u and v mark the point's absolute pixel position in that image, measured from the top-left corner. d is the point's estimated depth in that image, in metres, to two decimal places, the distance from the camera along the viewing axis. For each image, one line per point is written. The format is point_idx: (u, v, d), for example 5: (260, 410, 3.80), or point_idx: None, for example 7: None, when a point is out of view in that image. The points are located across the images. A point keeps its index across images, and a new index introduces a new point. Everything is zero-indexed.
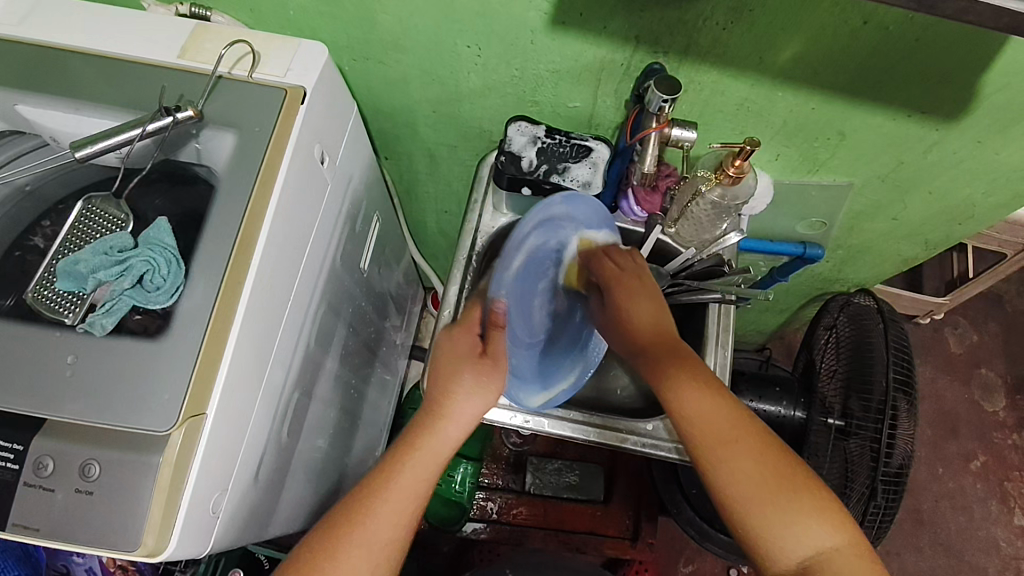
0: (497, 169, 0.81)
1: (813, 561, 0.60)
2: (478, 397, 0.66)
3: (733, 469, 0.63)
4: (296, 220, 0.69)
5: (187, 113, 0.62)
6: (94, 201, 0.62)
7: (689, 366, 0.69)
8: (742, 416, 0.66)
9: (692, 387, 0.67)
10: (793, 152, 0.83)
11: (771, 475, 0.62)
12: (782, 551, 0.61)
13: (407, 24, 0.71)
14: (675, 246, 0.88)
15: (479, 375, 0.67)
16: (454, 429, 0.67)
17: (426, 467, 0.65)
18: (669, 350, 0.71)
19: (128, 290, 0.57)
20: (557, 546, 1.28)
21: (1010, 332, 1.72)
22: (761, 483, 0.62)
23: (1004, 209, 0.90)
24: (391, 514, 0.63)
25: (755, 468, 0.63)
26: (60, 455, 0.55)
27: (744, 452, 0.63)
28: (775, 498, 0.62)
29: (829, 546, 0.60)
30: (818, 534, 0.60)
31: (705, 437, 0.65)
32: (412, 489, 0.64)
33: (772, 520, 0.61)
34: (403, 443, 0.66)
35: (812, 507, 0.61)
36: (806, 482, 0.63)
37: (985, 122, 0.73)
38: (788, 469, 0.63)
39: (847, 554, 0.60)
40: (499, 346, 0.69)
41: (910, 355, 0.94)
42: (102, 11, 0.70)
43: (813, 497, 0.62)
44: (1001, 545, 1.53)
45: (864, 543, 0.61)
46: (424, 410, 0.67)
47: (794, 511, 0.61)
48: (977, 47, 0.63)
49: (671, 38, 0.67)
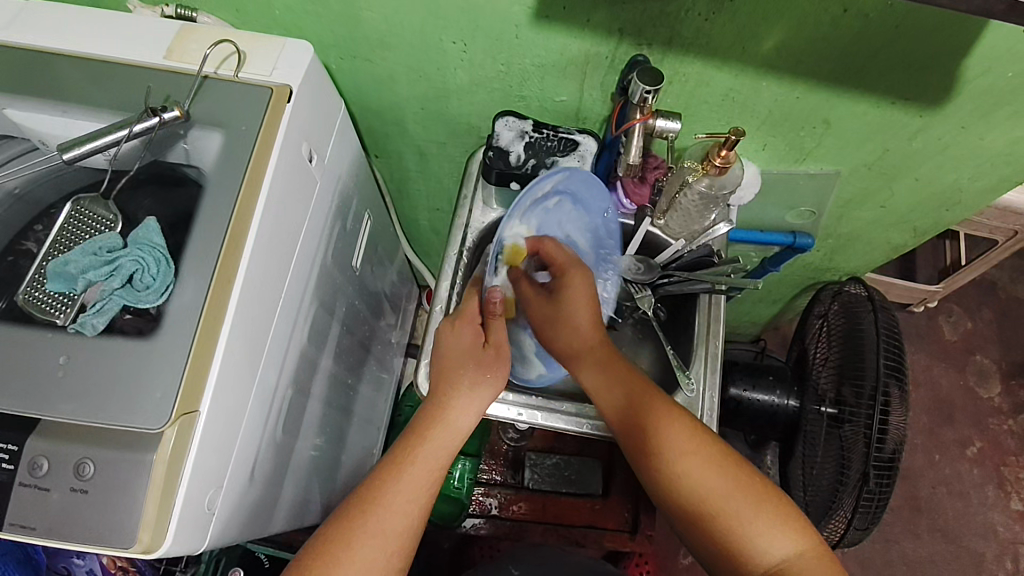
0: (486, 165, 0.82)
1: (775, 567, 0.60)
2: (485, 386, 0.70)
3: (689, 480, 0.65)
4: (285, 218, 0.69)
5: (173, 114, 0.62)
6: (82, 203, 0.63)
7: (655, 392, 0.71)
8: (700, 429, 0.68)
9: (655, 406, 0.69)
10: (779, 142, 0.84)
11: (729, 486, 0.64)
12: (746, 555, 0.61)
13: (392, 22, 0.72)
14: (664, 238, 0.89)
15: (486, 367, 0.71)
16: (462, 418, 0.69)
17: (440, 457, 0.67)
18: (631, 376, 0.73)
19: (118, 290, 0.57)
20: (557, 540, 1.30)
21: (1004, 318, 1.73)
22: (716, 492, 0.64)
23: (991, 194, 0.91)
24: (406, 501, 0.64)
25: (716, 479, 0.64)
26: (54, 456, 0.56)
27: (699, 462, 0.65)
28: (740, 510, 0.62)
29: (790, 553, 0.60)
30: (776, 541, 0.61)
31: (662, 449, 0.67)
32: (427, 476, 0.66)
33: (733, 528, 0.62)
34: (413, 434, 0.68)
35: (776, 514, 0.62)
36: (768, 493, 0.64)
37: (969, 107, 0.73)
38: (749, 483, 0.64)
39: (813, 558, 0.60)
40: (498, 334, 0.72)
41: (900, 337, 0.95)
42: (87, 14, 0.70)
43: (772, 506, 0.63)
44: (998, 530, 1.54)
45: (829, 551, 0.61)
46: (431, 402, 0.70)
47: (753, 519, 0.62)
48: (958, 31, 0.64)
49: (654, 29, 0.68)
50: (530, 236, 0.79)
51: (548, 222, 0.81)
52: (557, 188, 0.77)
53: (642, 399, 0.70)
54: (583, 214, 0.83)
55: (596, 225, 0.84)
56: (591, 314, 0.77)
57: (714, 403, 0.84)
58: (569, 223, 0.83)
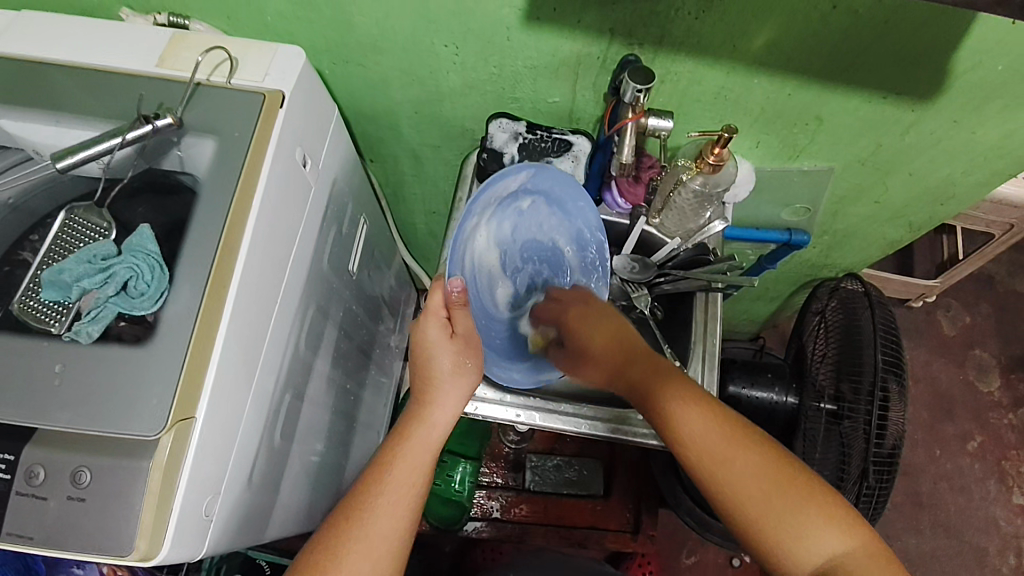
0: (480, 166, 0.82)
1: (826, 566, 0.59)
2: (462, 380, 0.70)
3: (736, 484, 0.62)
4: (280, 224, 0.69)
5: (166, 121, 0.62)
6: (76, 211, 0.63)
7: (687, 390, 0.67)
8: (738, 426, 0.65)
9: (695, 408, 0.66)
10: (773, 139, 0.84)
11: (776, 484, 0.61)
12: (795, 555, 0.59)
13: (384, 26, 0.72)
14: (660, 236, 0.88)
15: (460, 356, 0.69)
16: (441, 415, 0.69)
17: (421, 458, 0.67)
18: (661, 374, 0.70)
19: (113, 297, 0.57)
20: (559, 542, 1.29)
21: (1003, 312, 1.73)
22: (762, 493, 0.61)
23: (984, 188, 0.91)
24: (391, 503, 0.64)
25: (758, 479, 0.62)
26: (50, 464, 0.56)
27: (744, 465, 0.62)
28: (787, 511, 0.60)
29: (840, 551, 0.59)
30: (827, 538, 0.59)
31: (705, 453, 0.64)
32: (410, 476, 0.65)
33: (780, 530, 0.60)
34: (396, 436, 0.68)
35: (824, 510, 0.60)
36: (813, 487, 0.61)
37: (960, 100, 0.73)
38: (795, 481, 0.61)
39: (862, 555, 0.59)
40: (466, 326, 0.69)
41: (897, 336, 0.95)
42: (79, 22, 0.70)
43: (818, 503, 0.60)
44: (1001, 524, 1.53)
45: (880, 543, 0.60)
46: (415, 400, 0.70)
47: (801, 518, 0.60)
48: (946, 25, 0.64)
49: (645, 28, 0.68)
50: (499, 236, 0.82)
51: (524, 224, 0.83)
52: (526, 186, 0.79)
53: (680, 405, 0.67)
54: (563, 218, 0.83)
55: (579, 228, 0.83)
56: (610, 327, 0.75)
57: (713, 399, 0.85)
58: (548, 225, 0.83)
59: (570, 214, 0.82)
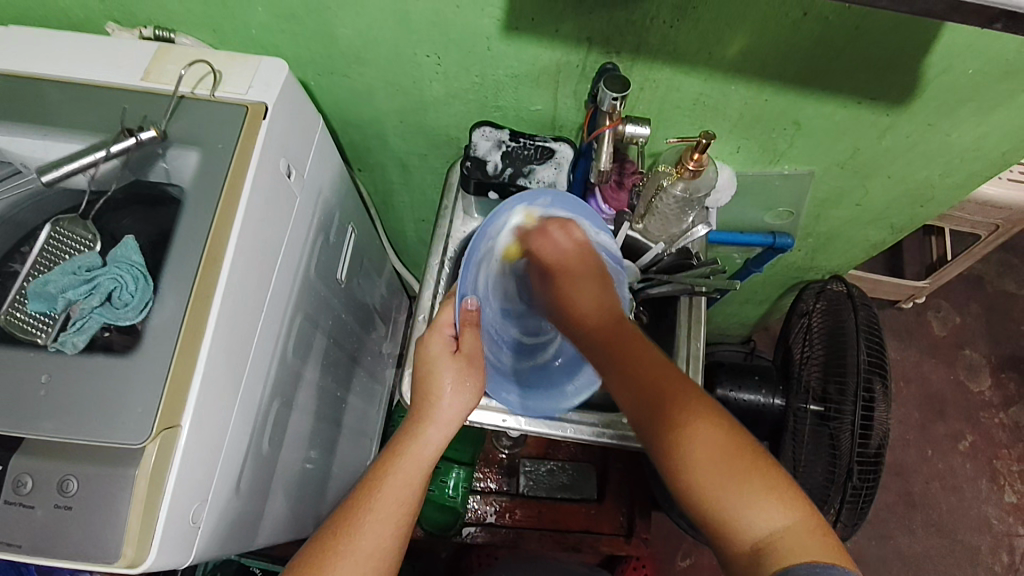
0: (464, 174, 0.83)
1: (765, 541, 0.56)
2: (458, 396, 0.71)
3: (682, 449, 0.60)
4: (265, 233, 0.70)
5: (150, 134, 0.63)
6: (61, 224, 0.63)
7: (649, 353, 0.68)
8: (689, 392, 0.64)
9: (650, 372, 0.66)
10: (752, 144, 0.85)
11: (723, 454, 0.59)
12: (736, 524, 0.57)
13: (366, 37, 0.73)
14: (645, 242, 0.89)
15: (461, 375, 0.72)
16: (435, 433, 0.70)
17: (411, 478, 0.67)
18: (627, 336, 0.70)
19: (97, 308, 0.58)
20: (553, 546, 1.29)
21: (992, 312, 1.74)
22: (711, 462, 0.59)
23: (963, 190, 0.92)
24: (379, 520, 0.64)
25: (709, 445, 0.60)
26: (37, 473, 0.57)
27: (696, 429, 0.61)
28: (728, 479, 0.58)
29: (780, 526, 0.56)
30: (767, 512, 0.56)
31: (663, 411, 0.63)
32: (399, 497, 0.66)
33: (721, 498, 0.58)
34: (387, 455, 0.68)
35: (767, 485, 0.58)
36: (762, 465, 0.59)
37: (933, 104, 0.75)
38: (749, 455, 0.59)
39: (802, 533, 0.55)
40: (470, 344, 0.73)
41: (880, 329, 0.99)
42: (66, 37, 0.71)
43: (762, 477, 0.58)
44: (993, 523, 1.54)
45: (825, 526, 0.56)
46: (411, 418, 0.71)
47: (742, 488, 0.58)
48: (916, 32, 0.65)
49: (622, 37, 0.69)
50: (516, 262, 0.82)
51: None
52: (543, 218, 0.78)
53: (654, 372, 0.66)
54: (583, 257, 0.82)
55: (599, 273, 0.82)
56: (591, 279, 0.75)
57: None
58: None
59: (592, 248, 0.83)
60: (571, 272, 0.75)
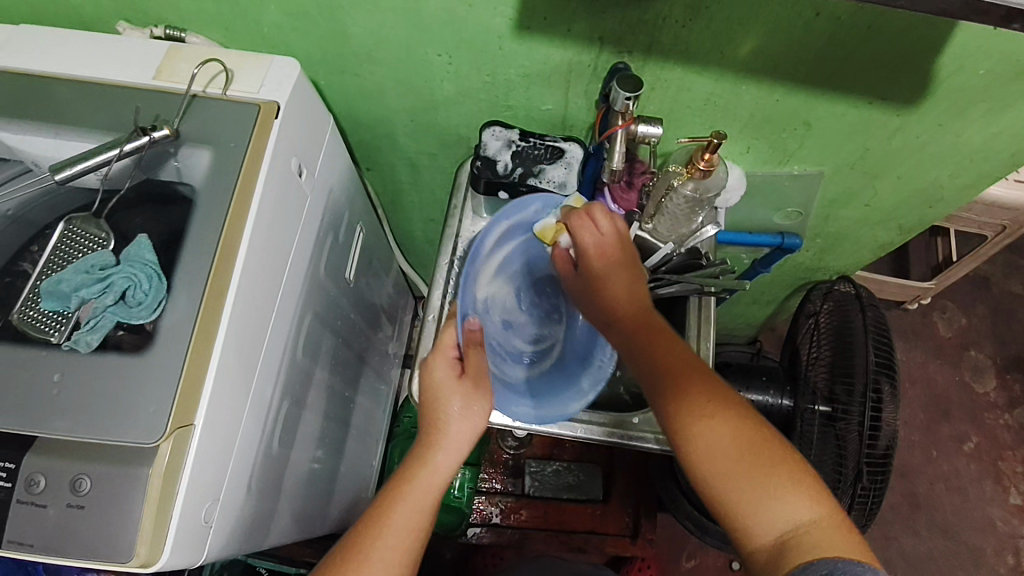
0: (474, 174, 0.83)
1: (788, 536, 0.56)
2: (467, 421, 0.70)
3: (709, 442, 0.60)
4: (277, 232, 0.70)
5: (163, 132, 0.63)
6: (74, 222, 0.63)
7: (674, 343, 0.67)
8: (713, 385, 0.64)
9: (677, 362, 0.65)
10: (762, 144, 0.85)
11: (748, 450, 0.60)
12: (759, 518, 0.58)
13: (377, 36, 0.73)
14: (654, 242, 0.88)
15: (467, 401, 0.70)
16: (445, 459, 0.68)
17: (422, 505, 0.66)
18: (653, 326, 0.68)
19: (111, 306, 0.58)
20: (559, 547, 1.30)
21: (998, 314, 1.73)
22: (735, 457, 0.60)
23: (972, 190, 0.92)
24: (389, 548, 0.64)
25: (733, 440, 0.60)
26: (50, 472, 0.57)
27: (724, 425, 0.61)
28: (754, 473, 0.59)
29: (806, 521, 0.56)
30: (791, 508, 0.57)
31: (691, 403, 0.62)
32: (409, 525, 0.65)
33: (747, 493, 0.58)
34: (399, 479, 0.68)
35: (791, 481, 0.58)
36: (786, 459, 0.60)
37: (944, 105, 0.75)
38: (772, 450, 0.60)
39: (827, 529, 0.56)
40: (475, 365, 0.72)
41: (888, 331, 0.99)
42: (78, 35, 0.71)
43: (787, 472, 0.59)
44: (997, 524, 1.54)
45: (847, 521, 0.57)
46: (421, 442, 0.70)
47: (770, 483, 0.58)
48: (929, 31, 0.65)
49: (634, 37, 0.69)
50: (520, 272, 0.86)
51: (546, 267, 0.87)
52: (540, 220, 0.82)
53: (682, 365, 0.65)
54: None
55: None
56: (629, 273, 0.71)
57: None
58: None
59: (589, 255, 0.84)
60: (603, 267, 0.71)
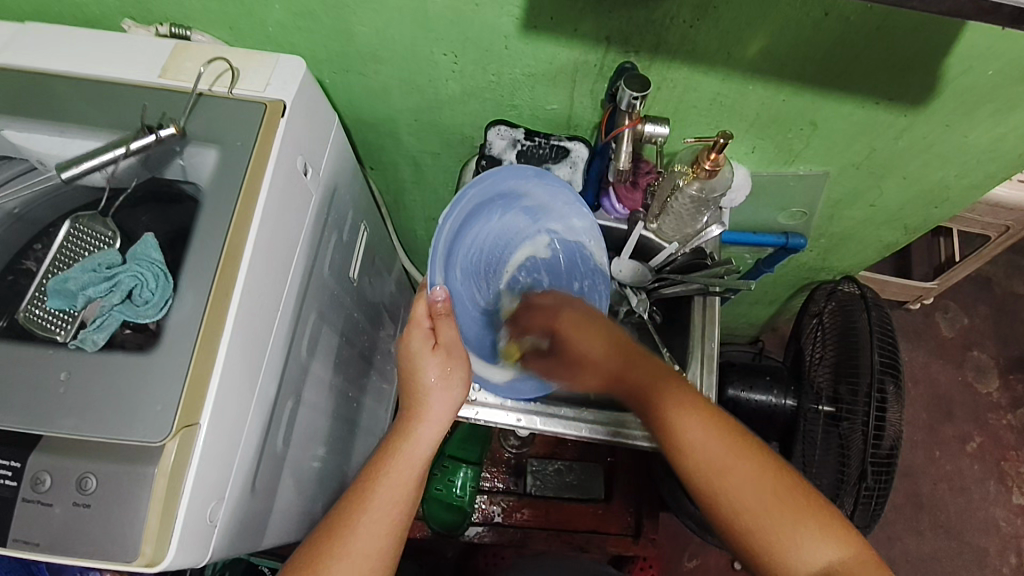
0: (478, 171, 0.85)
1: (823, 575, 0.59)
2: (445, 394, 0.70)
3: (732, 494, 0.63)
4: (282, 231, 0.70)
5: (169, 131, 0.63)
6: (81, 221, 0.64)
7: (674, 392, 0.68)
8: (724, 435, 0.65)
9: (676, 406, 0.66)
10: (768, 144, 0.85)
11: (769, 496, 0.62)
12: (791, 561, 0.60)
13: (383, 35, 0.73)
14: (659, 242, 0.89)
15: (446, 366, 0.69)
16: (427, 429, 0.69)
17: (405, 478, 0.67)
18: (647, 372, 0.70)
19: (117, 306, 0.58)
20: (561, 546, 1.29)
21: (1001, 314, 1.73)
22: (760, 507, 0.62)
23: (978, 190, 0.92)
24: (373, 519, 0.65)
25: (751, 486, 0.62)
26: (56, 470, 0.56)
27: (743, 475, 0.63)
28: (780, 518, 0.61)
29: (835, 558, 0.60)
30: (820, 548, 0.60)
31: (707, 456, 0.64)
32: (395, 495, 0.66)
33: (778, 537, 0.61)
34: (384, 453, 0.68)
35: (816, 521, 0.61)
36: (804, 500, 0.62)
37: (951, 105, 0.74)
38: (786, 490, 0.62)
39: (856, 564, 0.60)
40: (449, 334, 0.69)
41: (892, 333, 0.98)
42: (83, 34, 0.71)
43: (810, 512, 0.61)
44: (1000, 525, 1.54)
45: (869, 551, 0.61)
46: (402, 415, 0.70)
47: (797, 527, 0.61)
48: (937, 32, 0.65)
49: (641, 36, 0.69)
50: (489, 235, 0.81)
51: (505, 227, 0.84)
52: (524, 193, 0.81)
53: (684, 417, 0.66)
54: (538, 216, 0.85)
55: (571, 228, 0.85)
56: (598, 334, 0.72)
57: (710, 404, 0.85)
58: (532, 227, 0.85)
59: (567, 227, 0.85)
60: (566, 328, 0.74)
